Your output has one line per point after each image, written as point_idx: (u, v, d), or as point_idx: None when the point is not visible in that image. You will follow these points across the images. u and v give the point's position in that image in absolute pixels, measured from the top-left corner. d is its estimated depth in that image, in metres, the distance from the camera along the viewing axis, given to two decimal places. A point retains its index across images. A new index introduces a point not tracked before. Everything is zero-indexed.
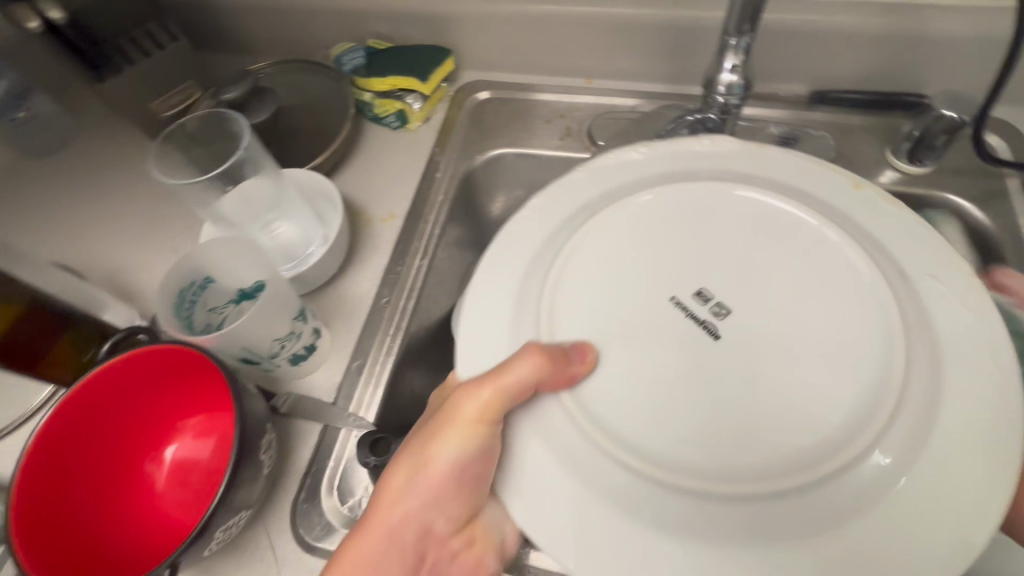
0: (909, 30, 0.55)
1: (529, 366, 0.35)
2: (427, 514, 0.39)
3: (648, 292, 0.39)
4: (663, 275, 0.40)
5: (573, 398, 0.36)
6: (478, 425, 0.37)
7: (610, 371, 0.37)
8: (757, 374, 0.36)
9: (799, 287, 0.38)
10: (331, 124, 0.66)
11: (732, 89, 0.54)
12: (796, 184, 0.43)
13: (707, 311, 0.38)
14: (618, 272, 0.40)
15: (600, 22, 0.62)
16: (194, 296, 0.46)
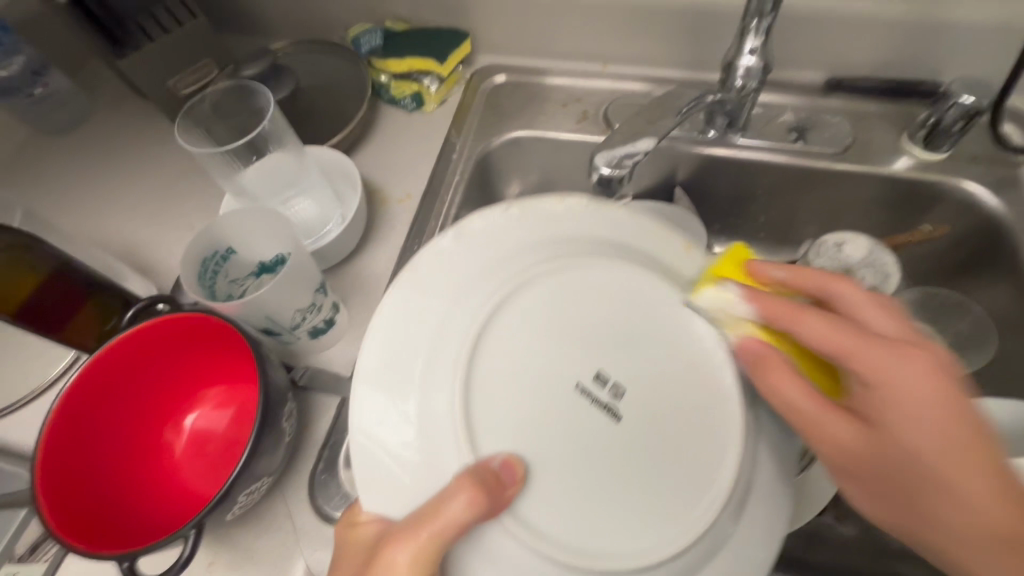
0: (927, 17, 0.55)
1: (467, 508, 0.31)
2: None
3: (553, 384, 0.35)
4: (569, 360, 0.36)
5: (514, 519, 0.33)
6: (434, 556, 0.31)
7: (543, 487, 0.34)
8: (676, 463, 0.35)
9: (701, 374, 0.36)
10: (347, 105, 0.67)
11: (751, 73, 0.54)
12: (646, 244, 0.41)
13: (605, 395, 0.35)
14: (528, 368, 0.36)
15: (618, 6, 0.63)
16: (216, 266, 0.47)
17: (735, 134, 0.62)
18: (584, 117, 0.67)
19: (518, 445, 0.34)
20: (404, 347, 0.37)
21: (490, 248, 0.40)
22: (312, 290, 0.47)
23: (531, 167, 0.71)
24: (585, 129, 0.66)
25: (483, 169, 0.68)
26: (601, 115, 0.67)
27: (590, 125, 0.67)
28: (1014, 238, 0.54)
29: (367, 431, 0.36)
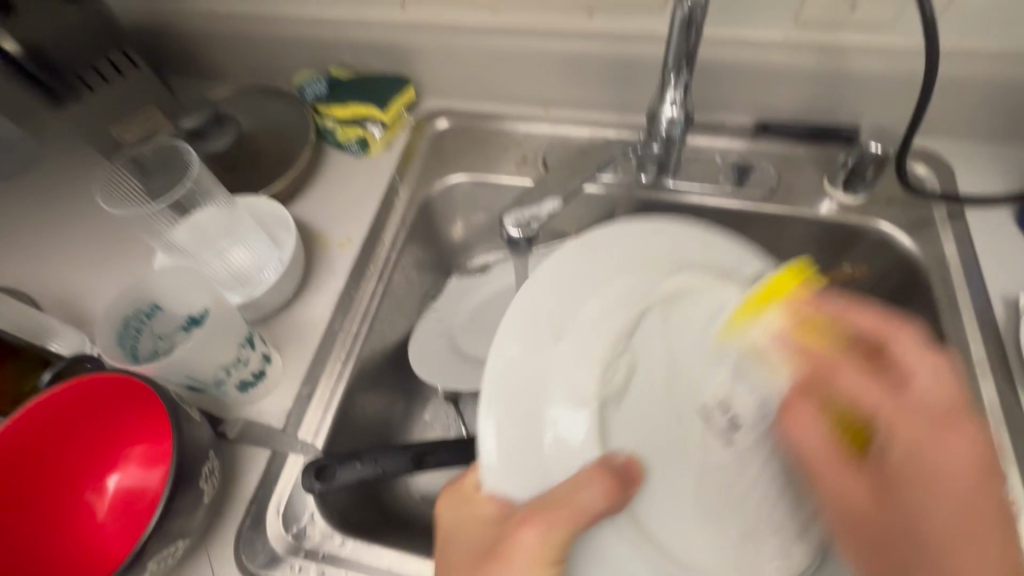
0: (837, 67, 0.58)
1: (596, 493, 0.38)
2: None
3: (685, 402, 0.45)
4: (701, 389, 0.45)
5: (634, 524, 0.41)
6: (551, 554, 0.37)
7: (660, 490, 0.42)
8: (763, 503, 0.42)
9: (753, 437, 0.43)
10: (291, 151, 0.68)
11: (674, 124, 0.56)
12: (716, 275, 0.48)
13: (724, 425, 0.44)
14: (669, 387, 0.46)
15: (551, 55, 0.65)
16: (140, 324, 0.47)
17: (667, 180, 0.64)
18: (524, 161, 0.70)
19: (638, 448, 0.43)
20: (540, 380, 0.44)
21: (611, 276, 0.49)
22: (237, 344, 0.48)
23: (475, 208, 0.72)
24: (525, 173, 0.69)
25: (427, 212, 0.69)
26: (540, 159, 0.69)
27: (530, 169, 0.69)
28: (927, 279, 0.56)
29: (511, 440, 0.43)
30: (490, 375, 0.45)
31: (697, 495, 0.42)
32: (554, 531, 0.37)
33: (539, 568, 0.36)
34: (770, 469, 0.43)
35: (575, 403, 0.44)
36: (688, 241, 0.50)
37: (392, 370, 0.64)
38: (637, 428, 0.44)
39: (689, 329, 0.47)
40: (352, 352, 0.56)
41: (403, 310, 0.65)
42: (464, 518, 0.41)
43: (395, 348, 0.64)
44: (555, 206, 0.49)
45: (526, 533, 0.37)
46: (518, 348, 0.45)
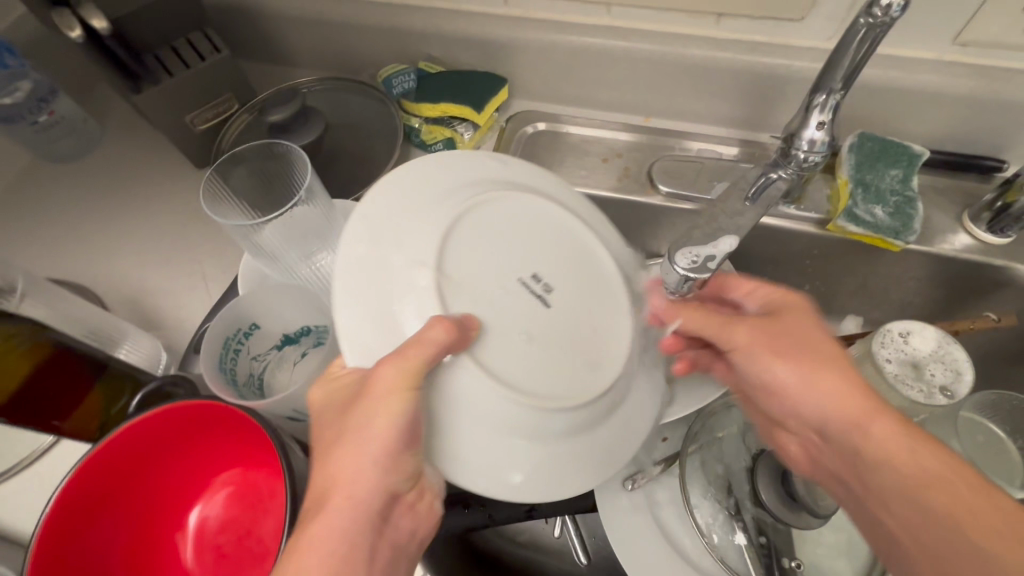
0: (1002, 94, 0.53)
1: (438, 333, 0.32)
2: (386, 482, 0.34)
3: (501, 269, 0.38)
4: (520, 255, 0.39)
5: (472, 358, 0.34)
6: (413, 383, 0.33)
7: (493, 340, 0.35)
8: (587, 343, 0.38)
9: (506, 280, 0.37)
10: (379, 150, 0.63)
11: (815, 146, 0.50)
12: (506, 179, 0.44)
13: (538, 288, 0.38)
14: (495, 254, 0.38)
15: (668, 63, 0.60)
16: (239, 345, 0.42)
17: (788, 206, 0.58)
18: (626, 174, 0.64)
19: (478, 308, 0.36)
20: (387, 267, 0.37)
21: (444, 188, 0.42)
22: None
23: None
24: (627, 187, 0.63)
25: None
26: (645, 172, 0.64)
27: (632, 183, 0.64)
28: None
29: (369, 321, 0.36)
30: (342, 270, 0.37)
31: (542, 349, 0.36)
32: (403, 363, 0.32)
33: (400, 396, 0.32)
34: (583, 316, 0.39)
35: (411, 287, 0.36)
36: (510, 163, 0.46)
37: None
38: (481, 283, 0.37)
39: (503, 217, 0.40)
40: None
41: None
42: (339, 391, 0.35)
43: None
44: (733, 245, 0.36)
45: (383, 372, 0.33)
46: (363, 241, 0.38)
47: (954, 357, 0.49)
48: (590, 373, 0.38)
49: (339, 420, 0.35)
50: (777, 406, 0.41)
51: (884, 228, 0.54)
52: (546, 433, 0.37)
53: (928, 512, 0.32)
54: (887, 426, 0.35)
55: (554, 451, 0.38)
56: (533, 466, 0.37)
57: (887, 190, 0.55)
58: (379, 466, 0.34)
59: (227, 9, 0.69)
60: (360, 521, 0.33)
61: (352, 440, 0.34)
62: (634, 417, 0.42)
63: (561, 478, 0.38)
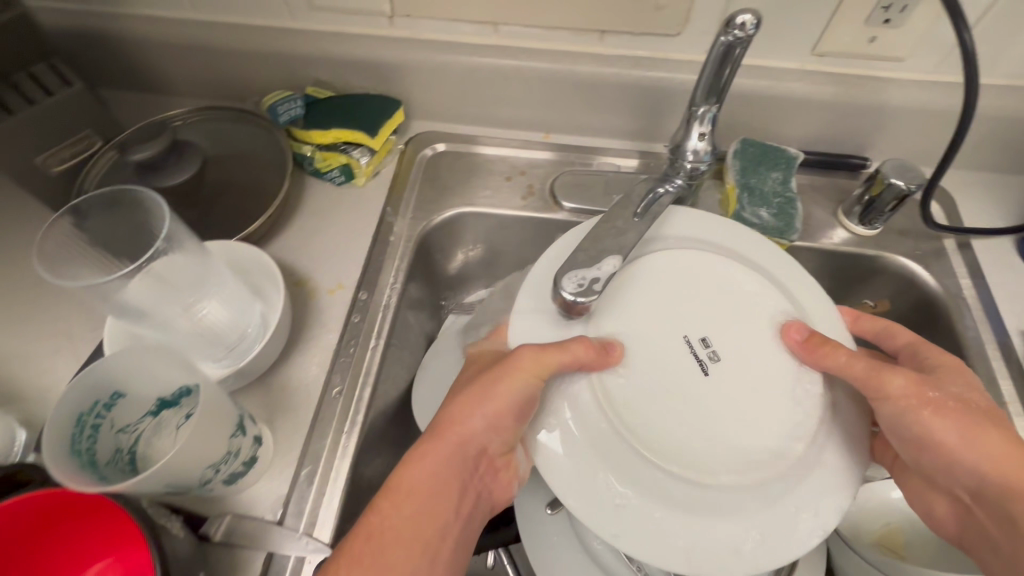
0: (857, 98, 0.57)
1: (577, 349, 0.38)
2: (482, 440, 0.39)
3: (663, 326, 0.41)
4: (690, 315, 0.42)
5: (598, 383, 0.39)
6: (542, 374, 0.38)
7: (633, 374, 0.39)
8: (731, 403, 0.39)
9: (650, 323, 0.41)
10: (267, 182, 0.59)
11: (700, 156, 0.52)
12: (728, 245, 0.46)
13: (703, 353, 0.40)
14: (666, 308, 0.42)
15: (560, 80, 0.61)
16: (97, 420, 0.37)
17: None
18: (530, 192, 0.64)
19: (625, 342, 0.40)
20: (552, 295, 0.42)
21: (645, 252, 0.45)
22: (227, 435, 0.39)
23: (475, 241, 0.66)
24: (532, 205, 0.63)
25: (425, 247, 0.62)
26: (548, 189, 0.64)
27: (536, 201, 0.64)
28: (946, 312, 0.56)
29: (530, 328, 0.41)
30: (530, 282, 0.43)
31: (696, 412, 0.38)
32: (540, 353, 0.38)
33: (528, 381, 0.38)
34: (768, 384, 0.39)
35: (586, 309, 0.42)
36: (770, 248, 0.46)
37: (395, 430, 0.57)
38: (647, 351, 0.40)
39: (695, 279, 0.44)
40: (355, 422, 0.49)
41: (403, 362, 0.59)
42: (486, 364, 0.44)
43: (397, 406, 0.57)
44: (619, 265, 0.36)
45: (520, 356, 0.38)
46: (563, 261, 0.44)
47: None
48: (729, 440, 0.38)
49: (473, 385, 0.40)
50: (926, 455, 0.38)
51: (773, 228, 0.57)
52: (664, 489, 0.36)
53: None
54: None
55: (673, 513, 0.36)
56: (669, 525, 0.36)
57: (771, 192, 0.58)
58: (486, 428, 0.39)
59: (84, 37, 0.63)
60: (457, 462, 0.39)
61: (474, 398, 0.39)
62: (787, 507, 0.36)
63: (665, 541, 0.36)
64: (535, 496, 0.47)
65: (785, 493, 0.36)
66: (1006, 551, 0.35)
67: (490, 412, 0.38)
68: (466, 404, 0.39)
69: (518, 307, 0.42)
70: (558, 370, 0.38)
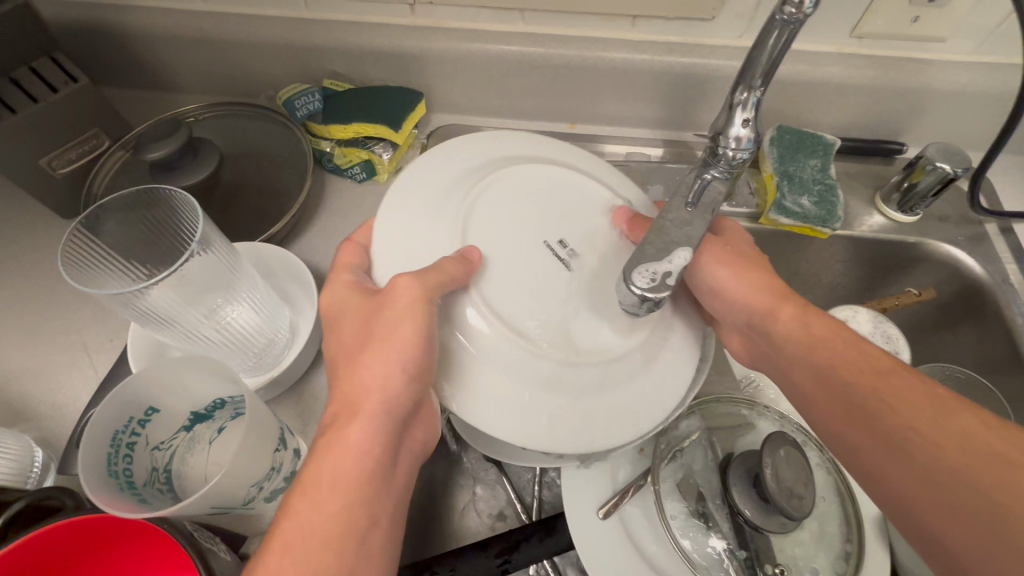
0: (897, 81, 0.56)
1: (454, 266, 0.34)
2: (383, 396, 0.34)
3: (524, 229, 0.38)
4: (542, 216, 0.39)
5: (477, 293, 0.35)
6: (430, 296, 0.34)
7: (494, 274, 0.36)
8: (597, 303, 0.37)
9: (511, 228, 0.38)
10: (287, 183, 0.56)
11: (743, 143, 0.45)
12: (545, 155, 0.43)
13: (563, 253, 0.38)
14: (520, 210, 0.39)
15: (587, 67, 0.59)
16: (132, 439, 0.35)
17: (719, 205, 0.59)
18: None
19: (486, 249, 0.37)
20: (421, 215, 0.38)
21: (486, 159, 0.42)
22: (271, 451, 0.36)
23: None
24: None
25: None
26: None
27: None
28: (994, 299, 0.55)
29: (402, 243, 0.38)
30: (392, 202, 0.39)
31: (575, 313, 0.36)
32: (426, 276, 0.34)
33: (413, 306, 0.34)
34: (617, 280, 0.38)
35: (443, 220, 0.38)
36: (579, 151, 0.45)
37: None
38: (506, 248, 0.37)
39: (552, 187, 0.41)
40: None
41: None
42: (353, 293, 0.38)
43: None
44: (690, 258, 0.34)
45: (401, 286, 0.34)
46: (420, 177, 0.40)
47: (891, 335, 0.52)
48: (594, 335, 0.36)
49: (361, 328, 0.36)
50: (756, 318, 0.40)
51: (814, 216, 0.55)
52: (563, 389, 0.34)
53: (851, 386, 0.33)
54: (896, 372, 0.33)
55: (565, 405, 0.34)
56: (542, 420, 0.34)
57: (809, 180, 0.57)
58: (402, 378, 0.34)
59: (88, 31, 0.60)
60: (385, 432, 0.34)
61: (370, 345, 0.36)
62: (643, 387, 0.36)
63: (584, 437, 0.34)
64: (583, 506, 0.45)
65: (644, 375, 0.36)
66: (787, 383, 0.38)
67: (404, 354, 0.34)
68: (383, 346, 0.35)
69: (380, 229, 0.38)
70: (447, 288, 0.34)
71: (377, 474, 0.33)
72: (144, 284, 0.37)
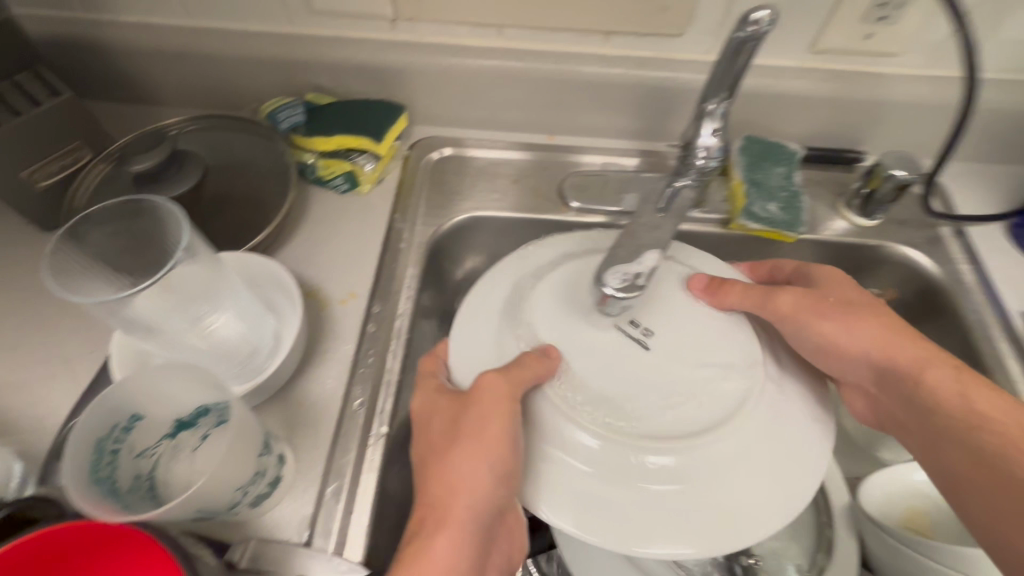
0: (855, 93, 0.59)
1: (523, 363, 0.38)
2: (483, 491, 0.35)
3: (592, 320, 0.42)
4: (614, 306, 0.43)
5: (555, 389, 0.38)
6: (513, 392, 0.36)
7: (575, 370, 0.39)
8: (681, 379, 0.39)
9: (586, 328, 0.41)
10: (269, 195, 0.57)
11: (711, 152, 0.51)
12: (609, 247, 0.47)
13: (637, 333, 0.41)
14: (593, 307, 0.42)
15: (564, 81, 0.61)
16: (116, 445, 0.35)
17: (692, 212, 0.61)
18: (538, 195, 0.64)
19: (562, 345, 0.40)
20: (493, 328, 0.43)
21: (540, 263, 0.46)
22: (256, 454, 0.37)
23: (484, 245, 0.65)
24: (541, 207, 0.63)
25: (435, 253, 0.61)
26: (556, 191, 0.64)
27: (545, 203, 0.63)
28: (950, 298, 0.58)
29: (488, 352, 0.42)
30: (464, 318, 0.43)
31: (650, 407, 0.38)
32: (510, 373, 0.37)
33: (502, 400, 0.36)
34: (708, 349, 0.40)
35: (513, 331, 0.42)
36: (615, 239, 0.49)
37: None
38: (586, 348, 0.40)
39: None
40: (379, 434, 0.47)
41: None
42: (439, 400, 0.40)
43: None
44: (658, 259, 0.36)
45: (487, 382, 0.37)
46: (490, 288, 0.45)
47: None
48: (684, 411, 0.38)
49: (423, 439, 0.40)
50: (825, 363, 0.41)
51: (781, 220, 0.58)
52: (654, 486, 0.36)
53: (975, 436, 0.36)
54: (1009, 424, 0.35)
55: (675, 490, 0.36)
56: (654, 510, 0.35)
57: (776, 187, 0.59)
58: (495, 479, 0.35)
59: (70, 46, 0.60)
60: (474, 530, 0.35)
61: (447, 448, 0.37)
62: (755, 452, 0.37)
63: (677, 531, 0.35)
64: None
65: (751, 445, 0.37)
66: (917, 435, 0.39)
67: (495, 451, 0.36)
68: (470, 441, 0.36)
69: (456, 345, 0.42)
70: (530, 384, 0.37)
71: (473, 567, 0.35)
72: (129, 292, 0.38)
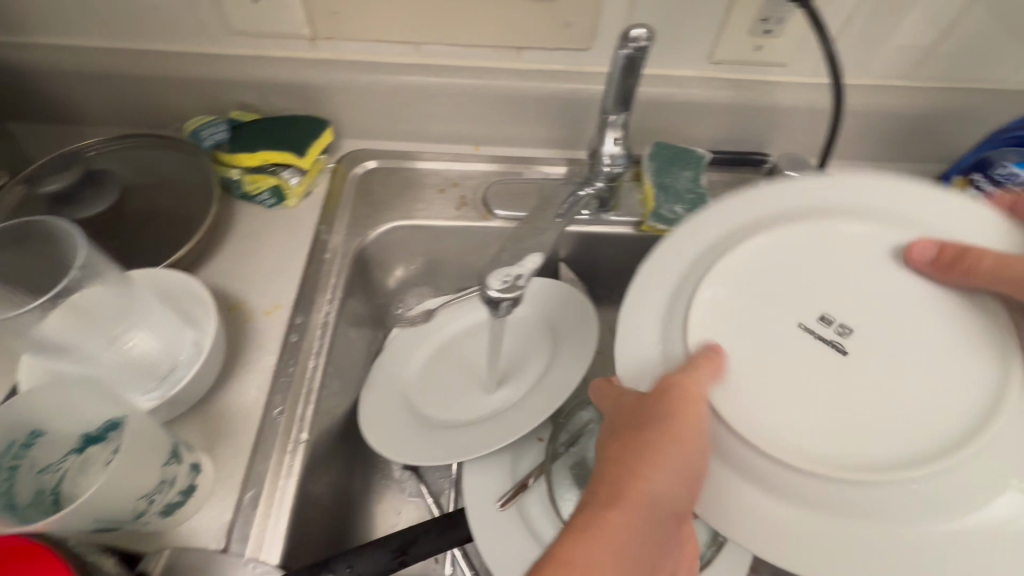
0: (752, 100, 0.63)
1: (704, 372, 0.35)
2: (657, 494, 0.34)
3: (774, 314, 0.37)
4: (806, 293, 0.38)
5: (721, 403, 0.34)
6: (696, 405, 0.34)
7: (752, 374, 0.35)
8: (892, 380, 0.34)
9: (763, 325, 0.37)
10: (192, 211, 0.58)
11: (615, 160, 0.56)
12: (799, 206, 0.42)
13: (831, 332, 0.36)
14: (763, 296, 0.38)
15: (483, 94, 0.64)
16: (14, 461, 0.36)
17: (607, 214, 0.65)
18: (464, 203, 0.66)
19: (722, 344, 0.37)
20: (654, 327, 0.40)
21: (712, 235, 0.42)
22: (159, 463, 0.38)
23: (414, 253, 0.67)
24: (466, 214, 0.65)
25: (362, 262, 0.63)
26: (480, 199, 0.67)
27: (470, 210, 0.66)
28: None
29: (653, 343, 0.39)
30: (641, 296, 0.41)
31: (834, 383, 0.35)
32: (689, 375, 0.35)
33: (687, 411, 0.34)
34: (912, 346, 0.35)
35: (671, 325, 0.39)
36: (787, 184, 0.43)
37: (343, 447, 0.57)
38: (752, 308, 0.38)
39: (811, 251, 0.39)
40: (299, 440, 0.49)
41: (346, 379, 0.59)
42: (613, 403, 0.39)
43: (342, 423, 0.57)
44: (538, 262, 0.40)
45: (678, 386, 0.34)
46: (662, 275, 0.41)
47: None
48: (890, 412, 0.33)
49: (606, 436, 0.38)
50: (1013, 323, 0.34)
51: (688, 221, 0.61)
52: (857, 460, 0.32)
53: None
54: None
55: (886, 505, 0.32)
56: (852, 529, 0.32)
57: (684, 189, 0.63)
58: (679, 479, 0.33)
59: None
60: (643, 533, 0.34)
61: (619, 454, 0.36)
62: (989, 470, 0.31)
63: (899, 508, 0.31)
64: (485, 497, 0.51)
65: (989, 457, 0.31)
66: None
67: (678, 455, 0.33)
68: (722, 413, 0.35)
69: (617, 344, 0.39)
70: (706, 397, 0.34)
71: (641, 565, 0.33)
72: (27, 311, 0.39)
